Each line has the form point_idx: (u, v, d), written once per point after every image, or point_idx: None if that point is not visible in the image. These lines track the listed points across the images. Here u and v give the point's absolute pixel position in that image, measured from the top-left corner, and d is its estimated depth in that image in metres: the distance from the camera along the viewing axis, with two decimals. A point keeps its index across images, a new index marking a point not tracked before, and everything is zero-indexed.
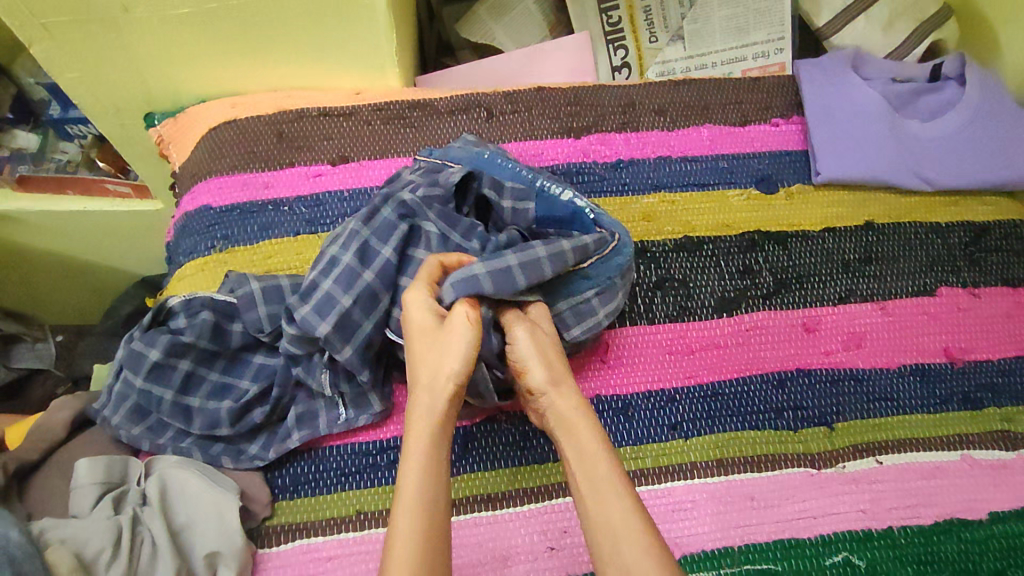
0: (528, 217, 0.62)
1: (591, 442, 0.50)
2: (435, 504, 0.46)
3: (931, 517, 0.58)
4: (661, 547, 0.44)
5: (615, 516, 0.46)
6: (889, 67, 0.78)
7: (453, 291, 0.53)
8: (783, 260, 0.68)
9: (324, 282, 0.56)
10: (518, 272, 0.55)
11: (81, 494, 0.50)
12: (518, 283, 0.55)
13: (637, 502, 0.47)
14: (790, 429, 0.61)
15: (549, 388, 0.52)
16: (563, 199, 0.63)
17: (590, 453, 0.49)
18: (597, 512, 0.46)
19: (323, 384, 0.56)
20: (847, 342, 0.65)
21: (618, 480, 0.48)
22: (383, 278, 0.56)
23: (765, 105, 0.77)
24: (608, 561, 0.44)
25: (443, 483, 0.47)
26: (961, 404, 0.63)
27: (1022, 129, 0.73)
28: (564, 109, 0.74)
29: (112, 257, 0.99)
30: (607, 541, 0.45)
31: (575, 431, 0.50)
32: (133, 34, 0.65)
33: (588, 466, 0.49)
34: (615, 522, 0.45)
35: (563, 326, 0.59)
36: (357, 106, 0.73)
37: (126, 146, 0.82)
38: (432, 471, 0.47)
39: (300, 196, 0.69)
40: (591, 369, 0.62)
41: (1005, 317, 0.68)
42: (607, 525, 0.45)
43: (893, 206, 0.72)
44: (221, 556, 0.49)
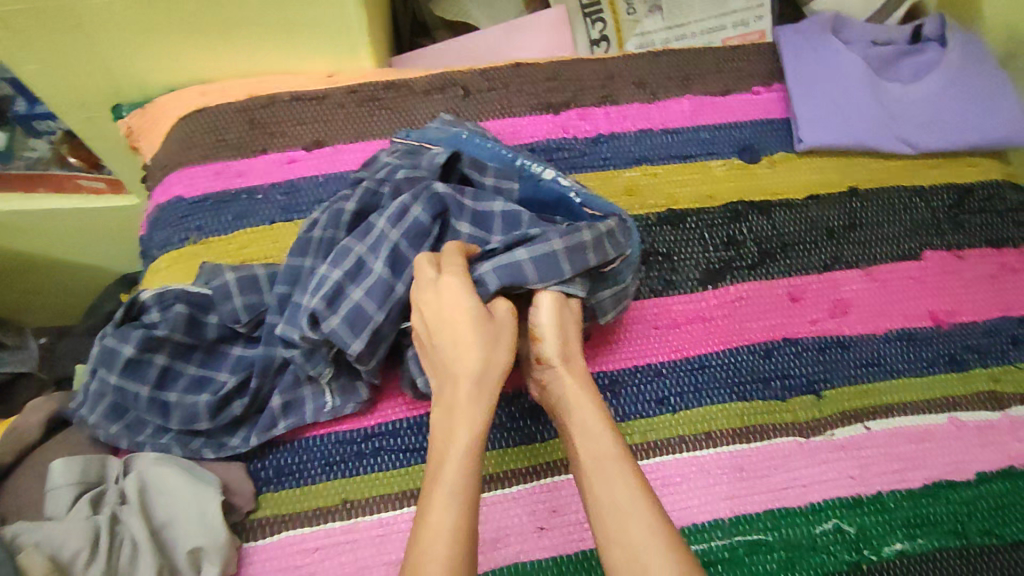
0: (512, 197, 0.60)
1: (595, 421, 0.49)
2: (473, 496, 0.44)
3: (919, 481, 0.58)
4: (667, 522, 0.44)
5: (622, 492, 0.45)
6: (870, 30, 0.76)
7: (497, 278, 0.51)
8: (767, 230, 0.67)
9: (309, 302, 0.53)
10: (564, 261, 0.52)
11: (56, 495, 0.49)
12: (563, 270, 0.53)
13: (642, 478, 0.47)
14: (778, 399, 0.60)
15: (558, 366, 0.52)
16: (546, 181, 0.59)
17: (594, 432, 0.49)
18: (603, 489, 0.46)
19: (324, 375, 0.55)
20: (833, 310, 0.64)
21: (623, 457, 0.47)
22: (372, 294, 0.53)
23: (746, 73, 0.76)
24: (615, 538, 0.43)
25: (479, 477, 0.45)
26: (947, 367, 0.63)
27: (1003, 88, 0.72)
28: (542, 85, 0.73)
29: (90, 255, 0.97)
30: (612, 517, 0.44)
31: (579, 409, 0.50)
32: (93, 22, 0.63)
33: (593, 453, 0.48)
34: (621, 499, 0.45)
35: (601, 312, 0.58)
36: (330, 88, 0.71)
37: (94, 139, 0.80)
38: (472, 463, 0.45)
39: (274, 183, 0.67)
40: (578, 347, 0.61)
41: (990, 278, 0.67)
42: (614, 502, 0.45)
43: (876, 171, 0.72)
44: (205, 552, 0.48)
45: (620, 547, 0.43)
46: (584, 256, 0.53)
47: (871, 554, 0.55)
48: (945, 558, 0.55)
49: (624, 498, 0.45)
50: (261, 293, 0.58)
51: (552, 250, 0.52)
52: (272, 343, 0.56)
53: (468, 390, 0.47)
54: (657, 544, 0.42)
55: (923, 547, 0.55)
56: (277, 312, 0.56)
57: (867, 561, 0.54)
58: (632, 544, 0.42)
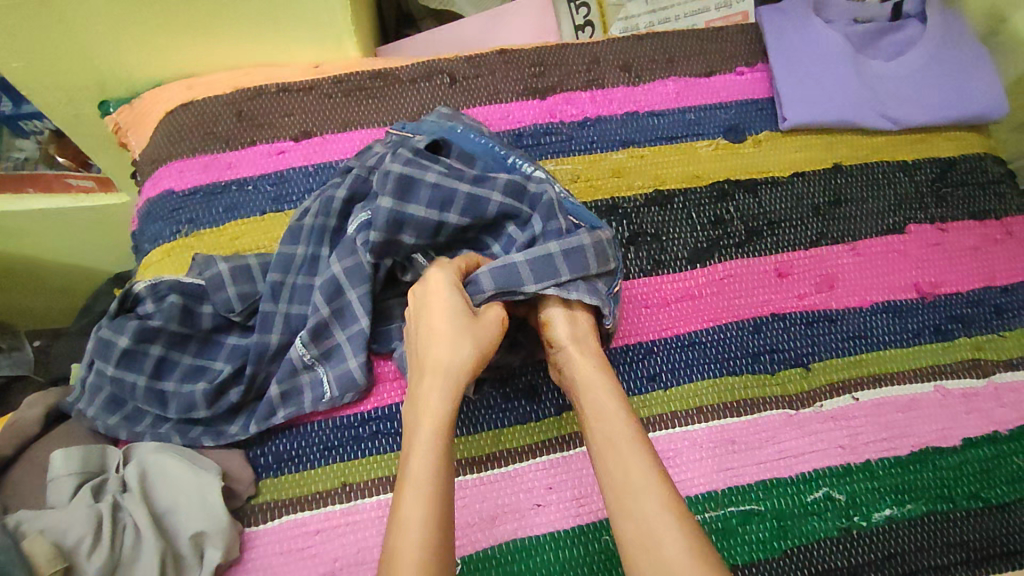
0: None
1: (613, 402, 0.51)
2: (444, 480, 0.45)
3: (907, 448, 0.59)
4: (679, 499, 0.45)
5: (637, 469, 0.46)
6: (852, 7, 0.77)
7: (492, 278, 0.55)
8: (753, 208, 0.68)
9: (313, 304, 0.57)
10: (561, 263, 0.55)
11: (58, 485, 0.49)
12: (560, 272, 0.55)
13: (655, 456, 0.48)
14: (768, 373, 0.61)
15: (575, 355, 0.54)
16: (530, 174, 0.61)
17: (612, 412, 0.50)
18: (616, 467, 0.47)
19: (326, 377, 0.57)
20: (820, 284, 0.65)
21: (639, 436, 0.49)
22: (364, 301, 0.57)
23: (729, 54, 0.76)
24: (628, 514, 0.45)
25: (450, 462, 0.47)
26: (933, 336, 0.64)
27: (981, 63, 0.73)
28: (528, 70, 0.73)
29: (82, 254, 0.97)
30: (626, 493, 0.45)
31: (597, 391, 0.52)
32: (76, 17, 0.63)
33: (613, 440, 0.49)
34: (636, 476, 0.46)
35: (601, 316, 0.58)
36: (317, 79, 0.71)
37: (82, 136, 0.79)
38: (438, 447, 0.47)
39: (263, 174, 0.68)
40: None
41: (973, 249, 0.69)
42: (628, 479, 0.46)
43: (859, 147, 0.72)
44: (207, 536, 0.49)
45: (632, 522, 0.44)
46: (582, 258, 0.56)
47: (860, 520, 0.56)
48: (932, 521, 0.57)
49: (638, 475, 0.46)
50: (254, 282, 0.58)
51: (548, 252, 0.55)
52: (266, 331, 0.57)
53: (436, 382, 0.49)
54: (669, 518, 0.43)
55: (911, 512, 0.57)
56: (270, 300, 0.57)
57: (856, 527, 0.56)
58: (646, 519, 0.44)
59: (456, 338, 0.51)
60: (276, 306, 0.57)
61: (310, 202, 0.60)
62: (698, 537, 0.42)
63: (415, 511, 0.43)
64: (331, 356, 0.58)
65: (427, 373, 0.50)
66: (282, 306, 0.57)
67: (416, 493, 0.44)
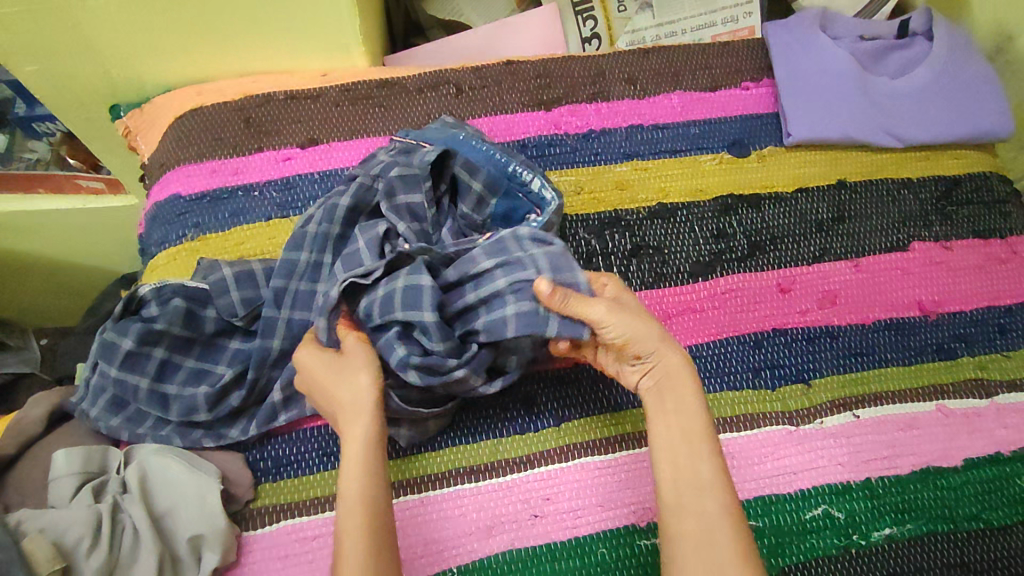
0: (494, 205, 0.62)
1: (691, 400, 0.50)
2: (378, 510, 0.47)
3: (908, 467, 0.59)
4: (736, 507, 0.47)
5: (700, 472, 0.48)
6: (856, 25, 0.77)
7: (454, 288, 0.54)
8: (757, 223, 0.68)
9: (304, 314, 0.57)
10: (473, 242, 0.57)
11: (59, 485, 0.50)
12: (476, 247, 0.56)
13: (722, 459, 0.49)
14: (768, 388, 0.61)
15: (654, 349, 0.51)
16: (533, 189, 0.62)
17: (687, 411, 0.50)
18: (684, 465, 0.48)
19: None
20: (822, 301, 0.65)
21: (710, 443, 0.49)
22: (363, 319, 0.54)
23: (735, 69, 0.76)
24: (680, 512, 0.47)
25: (383, 485, 0.48)
26: (935, 355, 0.64)
27: (986, 82, 0.74)
28: (534, 82, 0.74)
29: (91, 254, 0.98)
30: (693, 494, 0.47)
31: (674, 387, 0.51)
32: (90, 23, 0.63)
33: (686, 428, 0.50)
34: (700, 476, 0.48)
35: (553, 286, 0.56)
36: (324, 87, 0.72)
37: (93, 139, 0.80)
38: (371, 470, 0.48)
39: (270, 180, 0.68)
40: None
41: (977, 269, 0.68)
42: (690, 478, 0.48)
43: (864, 164, 0.72)
44: (205, 539, 0.49)
45: (692, 519, 0.46)
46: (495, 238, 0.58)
47: (860, 539, 0.56)
48: (932, 541, 0.56)
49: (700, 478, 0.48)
50: (256, 288, 0.58)
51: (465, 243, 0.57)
52: (268, 336, 0.57)
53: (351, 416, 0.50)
54: (727, 526, 0.45)
55: (911, 532, 0.57)
56: (273, 305, 0.57)
57: (855, 545, 0.56)
58: (703, 519, 0.46)
59: (354, 366, 0.51)
60: (277, 312, 0.57)
61: (313, 210, 0.60)
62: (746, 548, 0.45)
63: (354, 535, 0.45)
64: None
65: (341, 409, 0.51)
66: (284, 312, 0.57)
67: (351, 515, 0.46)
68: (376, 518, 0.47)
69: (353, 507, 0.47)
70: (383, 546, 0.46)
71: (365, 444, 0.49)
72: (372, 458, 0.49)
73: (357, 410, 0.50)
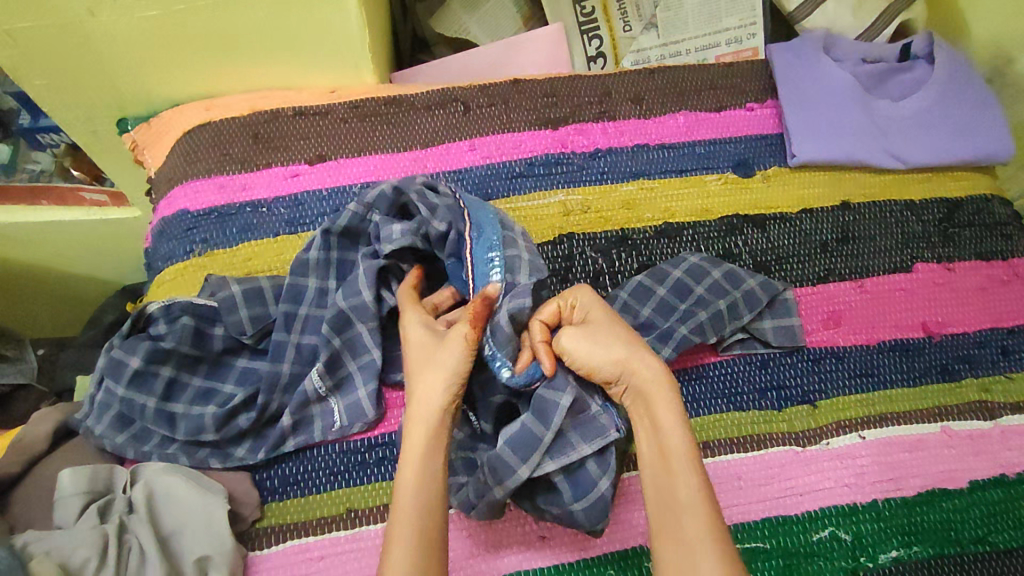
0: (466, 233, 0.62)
1: (672, 417, 0.50)
2: (432, 513, 0.47)
3: (914, 489, 0.59)
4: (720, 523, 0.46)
5: (681, 490, 0.47)
6: (858, 48, 0.79)
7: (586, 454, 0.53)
8: (762, 244, 0.69)
9: (298, 336, 0.58)
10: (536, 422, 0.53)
11: (65, 504, 0.49)
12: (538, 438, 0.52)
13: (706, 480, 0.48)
14: (774, 409, 0.62)
15: (627, 369, 0.52)
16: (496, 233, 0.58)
17: (666, 429, 0.50)
18: (666, 487, 0.48)
19: (343, 414, 0.57)
20: (827, 321, 0.66)
21: (689, 456, 0.48)
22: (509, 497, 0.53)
23: (740, 90, 0.77)
24: (671, 535, 0.46)
25: (440, 488, 0.48)
26: (939, 376, 0.64)
27: (985, 106, 0.75)
28: (541, 101, 0.74)
29: (91, 265, 0.98)
30: (670, 512, 0.47)
31: (657, 405, 0.51)
32: (100, 39, 0.64)
33: (664, 440, 0.49)
34: (683, 499, 0.47)
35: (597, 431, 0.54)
36: (333, 104, 0.72)
37: (98, 151, 0.80)
38: (428, 476, 0.48)
39: (278, 197, 0.68)
40: None
41: (980, 291, 0.69)
42: (675, 502, 0.47)
43: (867, 185, 0.73)
44: (212, 561, 0.49)
45: (676, 540, 0.45)
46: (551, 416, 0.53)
47: (867, 561, 0.56)
48: (939, 564, 0.56)
49: (686, 501, 0.46)
50: (266, 306, 0.58)
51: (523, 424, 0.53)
52: (279, 360, 0.57)
53: (427, 408, 0.51)
54: (709, 544, 0.44)
55: (917, 554, 0.57)
56: (282, 329, 0.57)
57: (862, 567, 0.56)
58: (685, 541, 0.45)
59: (432, 371, 0.51)
60: (288, 336, 0.58)
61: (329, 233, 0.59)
62: (731, 557, 0.44)
63: (406, 536, 0.45)
64: (342, 386, 0.58)
65: (419, 404, 0.51)
66: (294, 338, 0.58)
67: (405, 517, 0.46)
68: (432, 517, 0.47)
69: (408, 503, 0.47)
70: (433, 549, 0.45)
71: (424, 449, 0.49)
72: (429, 460, 0.49)
73: (422, 419, 0.50)
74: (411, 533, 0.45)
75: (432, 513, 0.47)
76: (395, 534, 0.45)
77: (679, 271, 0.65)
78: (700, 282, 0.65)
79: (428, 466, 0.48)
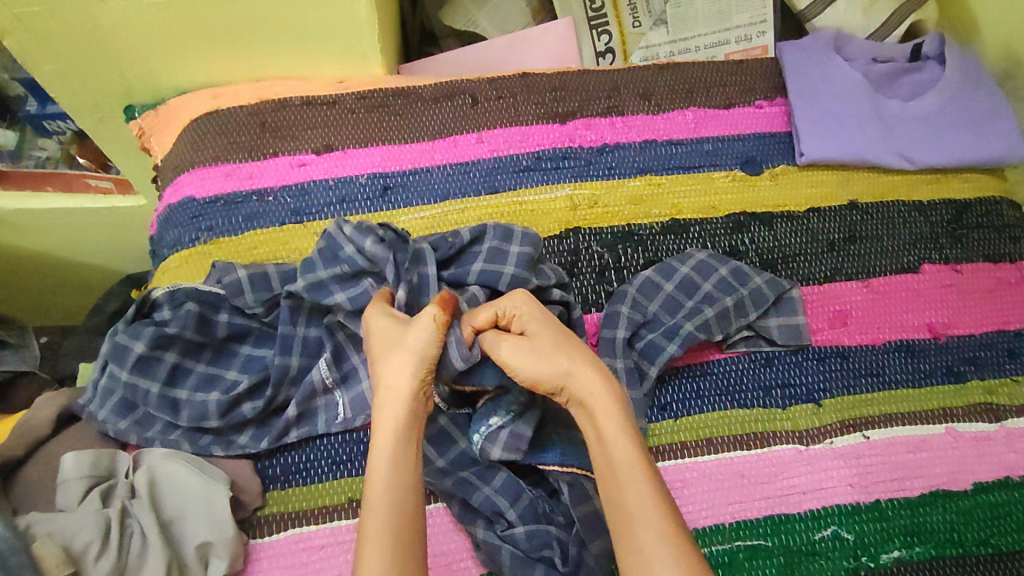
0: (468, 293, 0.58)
1: (613, 425, 0.49)
2: (405, 509, 0.46)
3: (917, 490, 0.59)
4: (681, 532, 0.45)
5: (634, 501, 0.46)
6: (869, 47, 0.78)
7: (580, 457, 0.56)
8: (769, 242, 0.69)
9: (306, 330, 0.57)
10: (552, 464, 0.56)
11: (68, 487, 0.50)
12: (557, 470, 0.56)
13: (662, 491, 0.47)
14: (778, 407, 0.61)
15: (573, 370, 0.50)
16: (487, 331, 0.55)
17: (611, 438, 0.48)
18: (617, 497, 0.47)
19: (348, 409, 0.57)
20: (833, 321, 0.65)
21: (641, 465, 0.47)
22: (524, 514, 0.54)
23: (749, 87, 0.77)
24: (628, 547, 0.45)
25: (412, 484, 0.48)
26: (944, 377, 0.64)
27: (997, 108, 0.74)
28: (549, 95, 0.74)
29: (95, 253, 0.98)
30: (623, 525, 0.45)
31: (595, 412, 0.49)
32: (110, 25, 0.64)
33: (607, 448, 0.48)
34: (635, 510, 0.46)
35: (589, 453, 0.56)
36: (341, 94, 0.72)
37: (104, 138, 0.80)
38: (398, 473, 0.47)
39: (284, 186, 0.68)
40: (660, 379, 0.62)
41: (987, 293, 0.69)
42: (626, 513, 0.46)
43: (875, 185, 0.73)
44: (213, 546, 0.49)
45: (631, 550, 0.44)
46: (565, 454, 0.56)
47: (869, 561, 0.56)
48: (942, 566, 0.56)
49: (642, 510, 0.45)
50: (271, 290, 0.58)
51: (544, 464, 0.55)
52: (287, 352, 0.56)
53: (392, 400, 0.49)
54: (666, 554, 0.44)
55: (920, 555, 0.56)
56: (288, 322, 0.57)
57: (864, 567, 0.56)
58: (641, 551, 0.44)
59: (398, 358, 0.50)
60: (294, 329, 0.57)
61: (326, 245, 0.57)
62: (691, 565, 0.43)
63: (377, 537, 0.45)
64: (348, 380, 0.58)
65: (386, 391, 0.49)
66: (302, 330, 0.57)
67: (376, 516, 0.46)
68: (402, 514, 0.46)
69: (378, 503, 0.46)
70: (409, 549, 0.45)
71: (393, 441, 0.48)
72: (399, 454, 0.48)
73: (391, 408, 0.49)
74: (384, 532, 0.45)
75: (405, 511, 0.46)
76: (369, 535, 0.45)
77: (687, 267, 0.65)
78: (707, 280, 0.65)
79: (396, 461, 0.48)
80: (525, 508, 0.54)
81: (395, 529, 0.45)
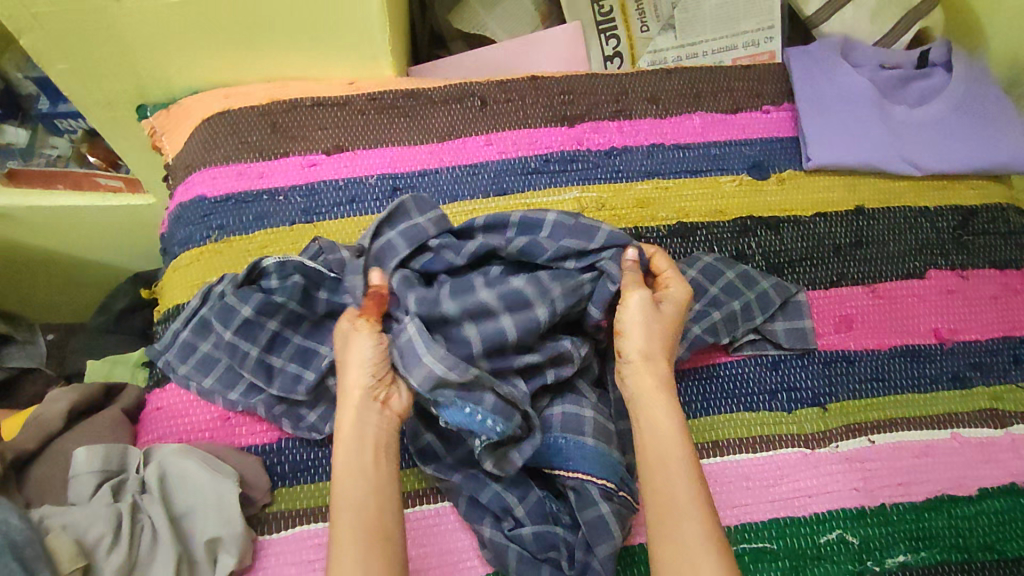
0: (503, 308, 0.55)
1: (667, 420, 0.52)
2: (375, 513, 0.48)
3: (922, 494, 0.59)
4: (715, 525, 0.48)
5: (680, 493, 0.49)
6: (877, 54, 0.79)
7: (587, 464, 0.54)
8: (775, 246, 0.69)
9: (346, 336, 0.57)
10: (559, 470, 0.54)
11: (80, 481, 0.50)
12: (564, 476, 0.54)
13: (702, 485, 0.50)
14: (784, 410, 0.62)
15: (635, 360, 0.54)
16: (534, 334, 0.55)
17: (661, 431, 0.52)
18: (663, 487, 0.49)
19: None
20: (838, 325, 0.66)
21: (686, 460, 0.50)
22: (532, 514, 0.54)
23: (757, 92, 0.77)
24: (668, 536, 0.48)
25: (381, 489, 0.49)
26: (950, 383, 0.64)
27: (1004, 115, 0.75)
28: (558, 98, 0.74)
29: (103, 251, 0.98)
30: (667, 515, 0.48)
31: (651, 406, 0.53)
32: (125, 26, 0.64)
33: (657, 439, 0.51)
34: (679, 500, 0.48)
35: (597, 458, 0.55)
36: (351, 95, 0.73)
37: (114, 136, 0.81)
38: (361, 479, 0.49)
39: (294, 185, 0.69)
40: None
41: (992, 299, 0.69)
42: (671, 502, 0.49)
43: (882, 191, 0.73)
44: (222, 542, 0.50)
45: (670, 538, 0.47)
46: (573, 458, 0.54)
47: (873, 565, 0.56)
48: (946, 571, 0.56)
49: (687, 510, 0.48)
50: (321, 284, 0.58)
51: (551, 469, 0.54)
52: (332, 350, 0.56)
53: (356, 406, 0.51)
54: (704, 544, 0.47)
55: (924, 560, 0.56)
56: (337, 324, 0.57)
57: (868, 571, 0.56)
58: (679, 541, 0.47)
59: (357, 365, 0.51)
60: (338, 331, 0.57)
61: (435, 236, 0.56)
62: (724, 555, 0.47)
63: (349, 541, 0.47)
64: None
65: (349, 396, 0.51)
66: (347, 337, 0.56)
67: (347, 521, 0.48)
68: (373, 516, 0.48)
69: (348, 510, 0.48)
70: (383, 551, 0.47)
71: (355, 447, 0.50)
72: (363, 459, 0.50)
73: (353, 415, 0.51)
74: (357, 536, 0.47)
75: (373, 515, 0.48)
76: (340, 539, 0.47)
77: (695, 270, 0.65)
78: (714, 283, 0.65)
79: (363, 466, 0.50)
80: (531, 509, 0.54)
81: (365, 533, 0.47)
